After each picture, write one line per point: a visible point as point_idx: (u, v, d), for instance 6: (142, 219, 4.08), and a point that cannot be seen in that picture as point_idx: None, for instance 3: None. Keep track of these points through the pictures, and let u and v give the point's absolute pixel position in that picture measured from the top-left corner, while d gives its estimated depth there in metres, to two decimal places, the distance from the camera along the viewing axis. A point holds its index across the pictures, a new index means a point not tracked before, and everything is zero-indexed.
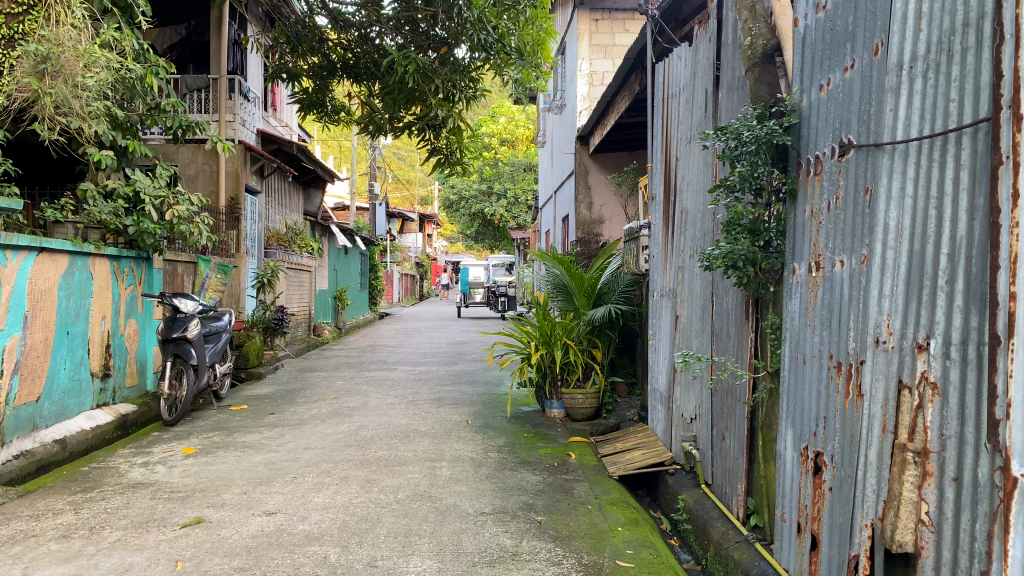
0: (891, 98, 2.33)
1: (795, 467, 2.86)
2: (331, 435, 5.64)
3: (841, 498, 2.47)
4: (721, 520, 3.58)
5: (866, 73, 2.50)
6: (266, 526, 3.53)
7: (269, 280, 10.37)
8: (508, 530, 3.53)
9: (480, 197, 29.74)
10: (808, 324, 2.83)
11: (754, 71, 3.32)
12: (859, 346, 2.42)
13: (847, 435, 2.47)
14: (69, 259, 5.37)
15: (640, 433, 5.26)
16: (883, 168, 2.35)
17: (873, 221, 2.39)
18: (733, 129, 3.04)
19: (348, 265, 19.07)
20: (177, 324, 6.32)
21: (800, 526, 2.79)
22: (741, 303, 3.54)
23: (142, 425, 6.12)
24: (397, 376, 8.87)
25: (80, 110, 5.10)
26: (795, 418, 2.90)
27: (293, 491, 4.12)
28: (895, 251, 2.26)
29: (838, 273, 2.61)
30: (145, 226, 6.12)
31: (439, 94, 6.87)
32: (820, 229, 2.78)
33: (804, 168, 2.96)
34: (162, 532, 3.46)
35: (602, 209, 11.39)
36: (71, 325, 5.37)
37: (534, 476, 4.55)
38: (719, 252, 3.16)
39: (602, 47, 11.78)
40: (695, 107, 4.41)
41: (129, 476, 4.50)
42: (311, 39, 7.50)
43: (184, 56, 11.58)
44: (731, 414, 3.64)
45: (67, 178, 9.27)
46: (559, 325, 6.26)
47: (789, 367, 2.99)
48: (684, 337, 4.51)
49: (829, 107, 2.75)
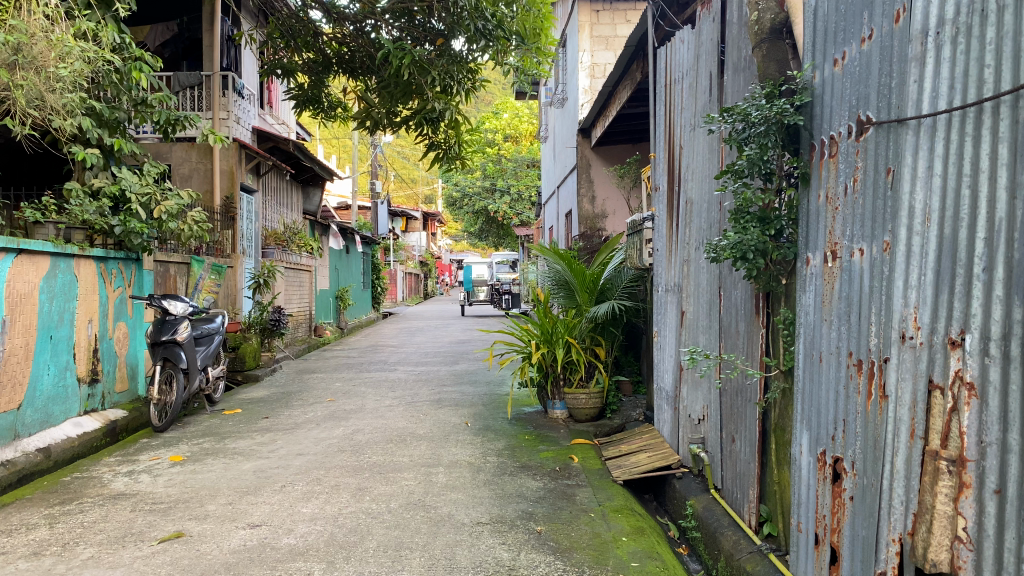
0: (915, 68, 2.11)
1: (812, 473, 2.64)
2: (326, 440, 5.45)
3: (864, 509, 2.25)
4: (731, 529, 3.35)
5: (886, 42, 2.28)
6: (249, 540, 3.34)
7: (266, 280, 10.16)
8: (505, 542, 3.33)
9: (484, 194, 29.49)
10: (824, 319, 2.61)
11: (762, 47, 3.12)
12: (883, 343, 2.20)
13: (870, 440, 2.25)
14: (51, 261, 5.18)
15: (646, 435, 5.04)
16: (908, 145, 2.12)
17: (895, 205, 2.18)
18: (740, 110, 2.84)
19: (348, 265, 18.62)
20: (166, 326, 6.11)
21: (818, 538, 2.57)
22: (751, 297, 3.32)
23: (132, 431, 5.94)
24: (397, 377, 8.69)
25: (55, 103, 4.94)
26: (810, 421, 2.68)
27: (281, 502, 3.92)
28: (923, 238, 2.04)
29: (856, 263, 2.40)
30: (132, 226, 5.96)
31: (437, 86, 6.51)
32: (836, 215, 2.56)
33: (817, 149, 2.74)
34: (138, 547, 3.28)
35: (605, 203, 11.22)
36: (55, 329, 5.20)
37: (534, 482, 4.34)
38: (727, 244, 2.93)
39: (602, 38, 11.56)
40: (699, 92, 4.19)
41: (112, 486, 4.31)
42: (305, 33, 7.32)
43: (177, 53, 11.60)
44: (742, 415, 3.42)
45: (55, 178, 9.15)
46: (561, 322, 6.04)
47: (804, 365, 2.77)
48: (691, 334, 4.29)
49: (845, 82, 2.53)
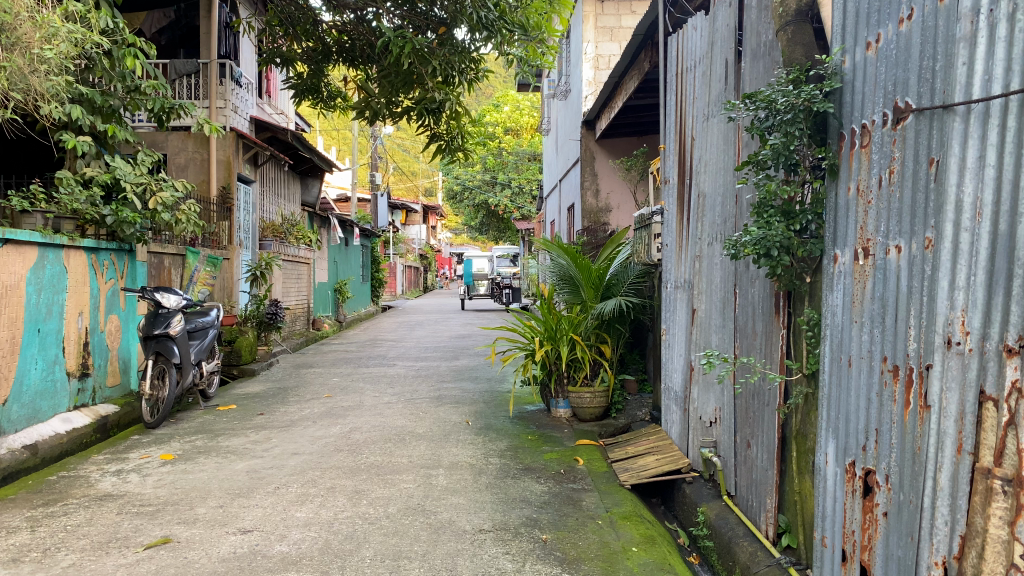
0: (963, 49, 1.93)
1: (839, 485, 2.47)
2: (322, 438, 5.28)
3: (900, 526, 2.09)
4: (748, 539, 3.18)
5: (929, 21, 2.09)
6: (239, 547, 3.17)
7: (263, 272, 9.93)
8: (509, 552, 3.16)
9: (484, 187, 29.28)
10: (855, 321, 2.43)
11: (787, 31, 2.93)
12: (925, 348, 2.02)
13: (907, 453, 2.08)
14: (39, 252, 5.00)
15: (654, 435, 4.88)
16: (955, 133, 1.94)
17: (940, 198, 2.00)
18: (764, 97, 2.68)
19: (349, 257, 18.59)
20: (159, 320, 5.96)
21: (846, 554, 2.41)
22: (770, 294, 3.14)
23: (123, 427, 5.78)
24: (396, 372, 8.51)
25: (39, 86, 4.77)
26: (837, 428, 2.51)
27: (275, 505, 3.76)
28: (973, 235, 1.86)
29: (892, 261, 2.22)
30: (124, 216, 5.75)
31: (438, 76, 6.31)
32: (868, 209, 2.38)
33: (847, 140, 2.56)
34: (122, 554, 3.11)
35: (610, 196, 11.04)
36: (43, 321, 5.02)
37: (538, 485, 4.17)
38: (750, 239, 2.76)
39: (607, 30, 11.31)
40: (714, 81, 4.00)
41: (98, 487, 4.15)
42: (304, 21, 7.10)
43: (173, 40, 11.53)
44: (758, 420, 3.26)
45: (47, 166, 9.00)
46: (565, 318, 5.84)
47: (830, 370, 2.59)
48: (703, 333, 4.11)
49: (879, 67, 2.35)
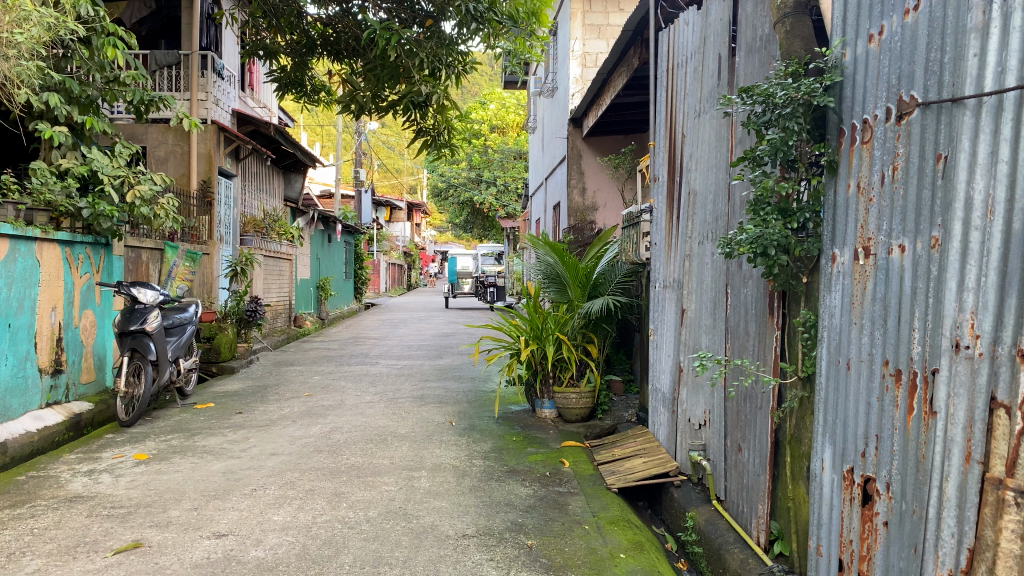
0: (975, 40, 1.85)
1: (836, 492, 2.39)
2: (301, 439, 5.14)
3: (902, 537, 2.02)
4: (738, 546, 3.10)
5: (937, 12, 2.00)
6: (213, 553, 3.04)
7: (243, 268, 9.74)
8: (494, 559, 3.05)
9: (469, 184, 29.16)
10: (854, 322, 2.35)
11: (786, 23, 2.85)
12: (930, 352, 1.94)
13: (908, 460, 2.01)
14: (10, 244, 4.82)
15: (641, 437, 4.79)
16: (965, 128, 1.86)
17: (948, 195, 1.92)
18: (762, 91, 2.58)
19: (331, 255, 18.39)
20: (136, 315, 5.78)
21: (842, 565, 2.34)
22: (764, 295, 3.06)
23: (97, 425, 5.60)
24: (378, 371, 8.37)
25: (9, 72, 4.59)
26: (834, 434, 2.43)
27: (251, 508, 3.63)
28: (984, 234, 1.78)
29: (896, 261, 2.14)
30: (101, 210, 5.56)
31: (425, 69, 6.17)
32: (869, 206, 2.30)
33: (847, 136, 2.48)
34: (90, 559, 2.97)
35: (596, 195, 10.97)
36: (13, 316, 4.84)
37: (523, 489, 4.07)
38: (746, 238, 2.68)
39: (595, 27, 11.20)
40: (706, 76, 3.92)
41: (69, 488, 3.99)
42: (289, 14, 6.77)
43: (154, 30, 11.31)
44: (750, 423, 3.18)
45: (20, 157, 8.84)
46: (552, 317, 5.74)
47: (826, 373, 2.51)
48: (692, 334, 4.03)
49: (883, 61, 2.26)
